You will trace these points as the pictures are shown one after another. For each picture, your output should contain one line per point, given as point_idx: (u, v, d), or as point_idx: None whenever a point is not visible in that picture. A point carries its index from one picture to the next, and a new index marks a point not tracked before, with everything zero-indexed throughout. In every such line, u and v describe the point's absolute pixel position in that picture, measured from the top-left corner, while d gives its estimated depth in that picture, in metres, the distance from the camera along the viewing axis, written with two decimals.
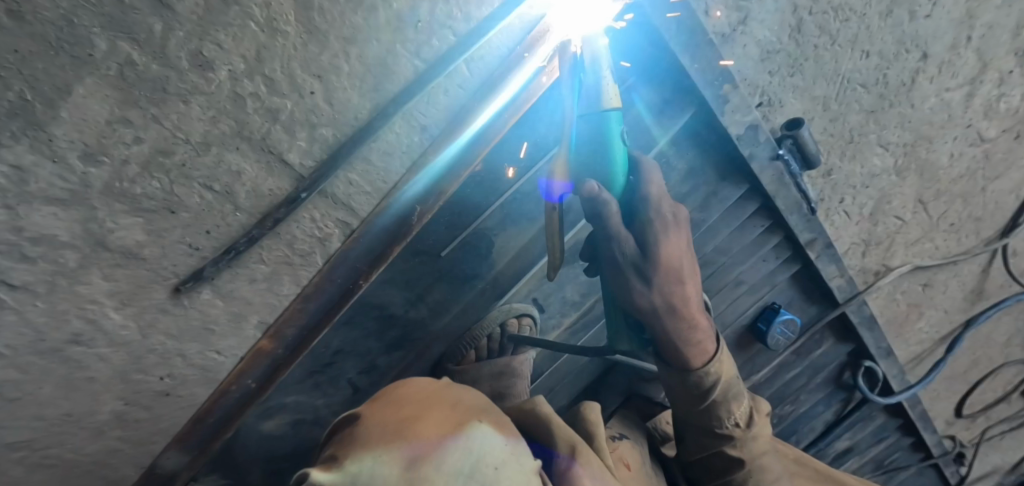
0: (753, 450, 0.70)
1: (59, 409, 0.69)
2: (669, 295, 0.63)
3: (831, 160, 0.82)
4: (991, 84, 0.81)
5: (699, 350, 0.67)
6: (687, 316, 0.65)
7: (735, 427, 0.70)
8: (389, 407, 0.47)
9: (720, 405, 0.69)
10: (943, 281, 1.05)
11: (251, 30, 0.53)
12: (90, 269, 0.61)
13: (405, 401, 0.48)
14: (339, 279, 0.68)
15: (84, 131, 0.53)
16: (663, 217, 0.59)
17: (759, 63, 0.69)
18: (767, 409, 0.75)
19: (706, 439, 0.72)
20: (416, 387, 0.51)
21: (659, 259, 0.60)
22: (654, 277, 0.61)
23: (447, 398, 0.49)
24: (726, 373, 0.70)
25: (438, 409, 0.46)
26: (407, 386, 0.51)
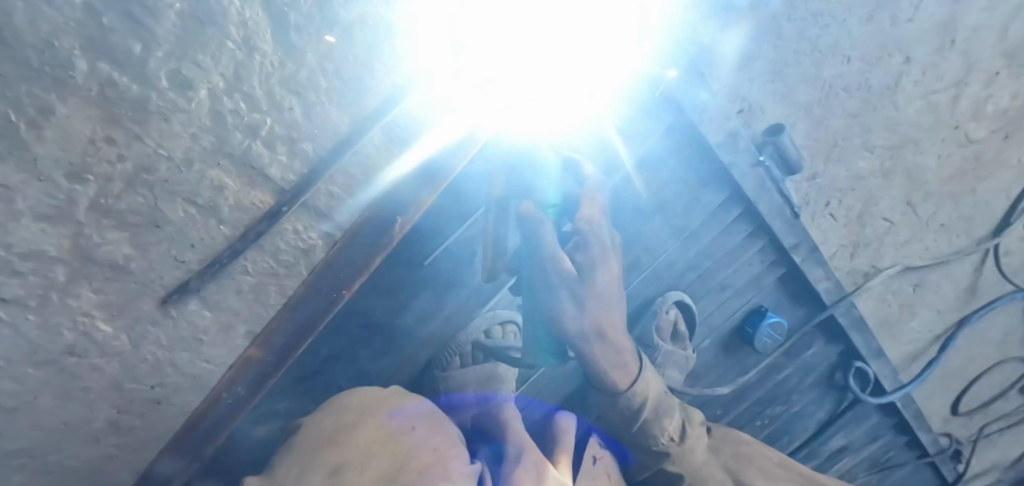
0: (696, 460, 0.72)
1: (58, 418, 0.68)
2: (597, 320, 0.64)
3: (816, 164, 0.82)
4: (978, 86, 0.80)
5: (626, 372, 0.69)
6: (607, 339, 0.65)
7: (670, 442, 0.72)
8: (334, 418, 0.53)
9: (652, 423, 0.71)
10: (935, 281, 1.04)
11: (229, 49, 0.53)
12: (80, 283, 0.61)
13: (350, 410, 0.53)
14: (325, 288, 0.69)
15: (69, 149, 0.53)
16: (594, 241, 0.61)
17: (738, 71, 0.69)
18: (697, 417, 0.77)
19: (648, 457, 0.73)
20: (367, 397, 0.55)
21: (588, 283, 0.61)
22: (585, 300, 0.61)
23: (393, 408, 0.53)
24: (654, 392, 0.71)
25: (374, 421, 0.51)
26: (359, 397, 0.55)
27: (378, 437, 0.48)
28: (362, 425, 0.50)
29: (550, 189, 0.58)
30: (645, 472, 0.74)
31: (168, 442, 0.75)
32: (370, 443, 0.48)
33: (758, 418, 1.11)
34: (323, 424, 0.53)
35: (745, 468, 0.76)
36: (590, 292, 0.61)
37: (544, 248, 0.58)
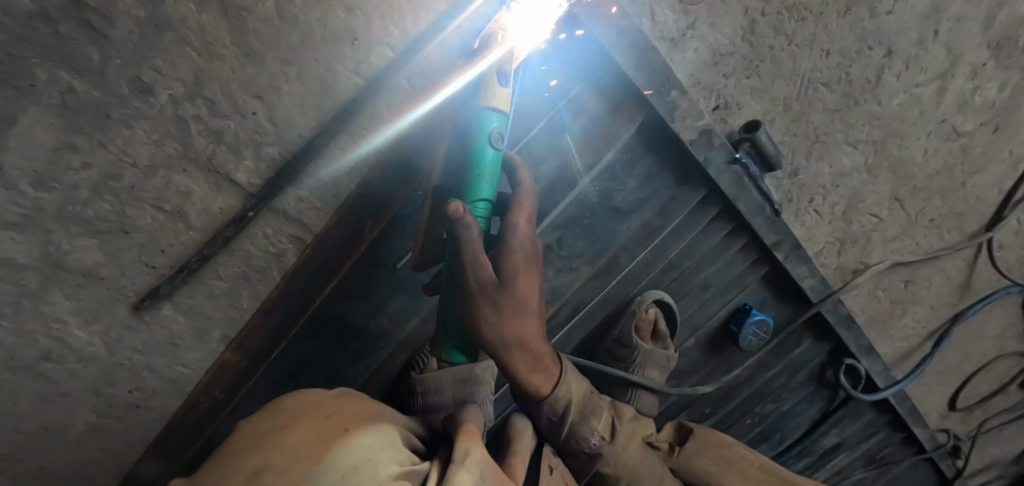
0: (631, 455, 0.73)
1: (37, 422, 0.67)
2: (518, 328, 0.60)
3: (797, 160, 0.81)
4: (963, 78, 0.79)
5: (545, 376, 0.66)
6: (531, 346, 0.62)
7: (601, 440, 0.71)
8: (269, 419, 0.53)
9: (581, 424, 0.69)
10: (927, 276, 1.02)
11: (188, 55, 0.53)
12: (52, 289, 0.60)
13: (286, 411, 0.53)
14: (297, 292, 0.70)
15: (33, 158, 0.52)
16: (524, 247, 0.58)
17: (712, 67, 0.68)
18: (626, 411, 0.77)
19: (577, 458, 0.72)
20: (306, 397, 0.56)
21: (514, 291, 0.57)
22: (504, 307, 0.57)
23: (333, 409, 0.54)
24: (576, 392, 0.70)
25: (308, 422, 0.51)
26: (298, 398, 0.56)
27: (308, 437, 0.49)
28: (322, 423, 0.51)
29: (485, 178, 0.55)
30: (577, 473, 0.73)
31: (150, 446, 0.76)
32: (298, 445, 0.48)
33: (747, 416, 1.11)
34: (255, 425, 0.53)
35: (727, 473, 0.78)
36: (517, 299, 0.58)
37: (469, 254, 0.54)
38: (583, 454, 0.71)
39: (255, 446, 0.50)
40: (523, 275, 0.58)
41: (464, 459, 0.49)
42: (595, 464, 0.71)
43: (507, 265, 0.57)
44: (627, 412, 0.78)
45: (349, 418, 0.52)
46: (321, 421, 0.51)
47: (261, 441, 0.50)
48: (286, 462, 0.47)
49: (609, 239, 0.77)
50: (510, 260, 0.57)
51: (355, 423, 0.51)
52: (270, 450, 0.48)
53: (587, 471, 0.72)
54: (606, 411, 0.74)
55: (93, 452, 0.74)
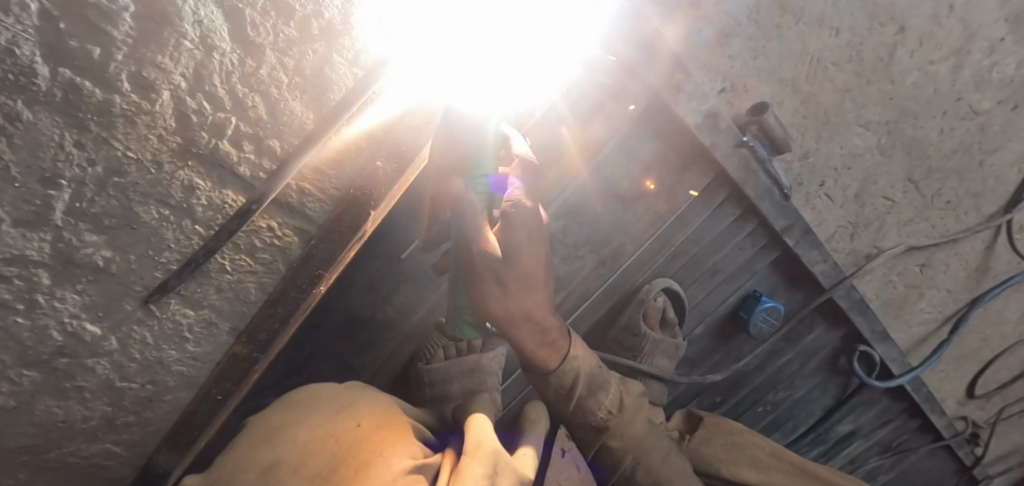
0: (639, 431, 0.72)
1: (55, 417, 0.64)
2: (522, 303, 0.61)
3: (807, 143, 0.79)
4: (980, 54, 0.76)
5: (552, 350, 0.67)
6: (538, 321, 0.63)
7: (608, 415, 0.71)
8: (283, 415, 0.55)
9: (587, 396, 0.70)
10: (943, 260, 0.99)
11: (186, 48, 0.51)
12: (66, 285, 0.56)
13: (299, 407, 0.55)
14: (302, 282, 0.74)
15: (40, 156, 0.47)
16: (526, 224, 0.58)
17: (716, 49, 0.67)
18: (638, 387, 0.76)
19: (587, 431, 0.72)
20: (320, 394, 0.57)
21: (516, 265, 0.58)
22: (508, 282, 0.58)
23: (344, 402, 0.55)
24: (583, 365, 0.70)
25: (320, 417, 0.53)
26: (311, 394, 0.58)
27: (320, 433, 0.51)
28: (331, 422, 0.52)
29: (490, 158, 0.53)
30: (588, 445, 0.74)
31: (166, 436, 0.78)
32: (311, 441, 0.50)
33: (759, 404, 1.10)
34: (269, 422, 0.54)
35: (736, 460, 0.78)
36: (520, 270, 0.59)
37: (473, 229, 0.53)
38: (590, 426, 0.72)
39: (270, 443, 0.51)
40: (524, 249, 0.58)
41: (474, 449, 0.49)
42: (601, 434, 0.72)
43: (507, 238, 0.57)
44: (639, 388, 0.76)
45: (360, 410, 0.53)
46: (332, 416, 0.53)
47: (275, 437, 0.51)
48: (300, 458, 0.48)
49: (611, 224, 0.76)
50: (510, 234, 0.57)
51: (366, 416, 0.52)
52: (284, 446, 0.50)
53: (597, 443, 0.73)
54: (615, 386, 0.73)
55: (110, 446, 0.74)
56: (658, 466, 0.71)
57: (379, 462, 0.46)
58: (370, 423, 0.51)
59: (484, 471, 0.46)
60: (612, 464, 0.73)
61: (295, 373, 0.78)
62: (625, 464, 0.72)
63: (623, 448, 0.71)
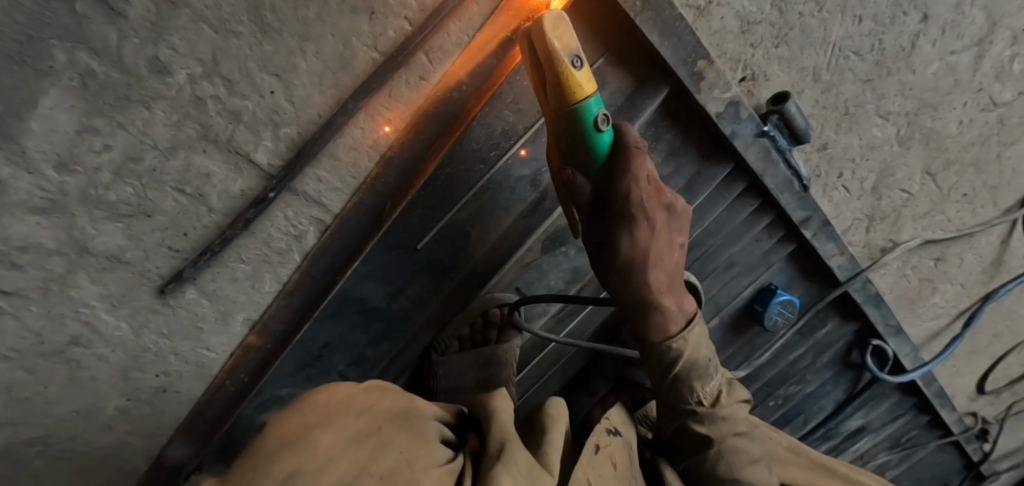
0: (712, 425, 0.70)
1: (67, 406, 0.69)
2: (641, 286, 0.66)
3: (826, 134, 0.78)
4: (1003, 44, 0.75)
5: (664, 324, 0.69)
6: (660, 278, 0.66)
7: (699, 404, 0.71)
8: (295, 413, 0.48)
9: (693, 375, 0.71)
10: (958, 254, 0.99)
11: (205, 33, 0.53)
12: (77, 274, 0.62)
13: (313, 405, 0.49)
14: (318, 275, 0.69)
15: (55, 141, 0.54)
16: (652, 222, 0.61)
17: (740, 36, 0.66)
18: (741, 396, 0.74)
19: (668, 399, 0.74)
20: (334, 391, 0.51)
21: (639, 255, 0.63)
22: (629, 267, 0.64)
23: (361, 403, 0.51)
24: (696, 347, 0.70)
25: (340, 418, 0.48)
26: (323, 393, 0.51)
27: (341, 437, 0.46)
28: (353, 422, 0.48)
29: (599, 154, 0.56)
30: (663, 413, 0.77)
31: (179, 428, 0.76)
32: (333, 446, 0.45)
33: (770, 398, 1.10)
34: (277, 424, 0.47)
35: None
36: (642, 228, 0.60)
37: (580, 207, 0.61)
38: (671, 396, 0.73)
39: (287, 444, 0.44)
40: (647, 243, 0.62)
41: (503, 453, 0.50)
42: (679, 411, 0.73)
43: (633, 235, 0.61)
44: (746, 398, 0.75)
45: (379, 415, 0.50)
46: (352, 419, 0.49)
47: (290, 438, 0.45)
48: (323, 463, 0.43)
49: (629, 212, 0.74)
50: (634, 232, 0.61)
51: (387, 421, 0.50)
52: (302, 449, 0.44)
53: (670, 412, 0.75)
54: (718, 380, 0.73)
55: (124, 435, 0.74)
56: (745, 465, 0.69)
57: (409, 471, 0.46)
58: (393, 432, 0.49)
59: (518, 476, 0.48)
60: (676, 432, 0.75)
61: (309, 365, 0.74)
62: (688, 444, 0.73)
63: (690, 432, 0.72)
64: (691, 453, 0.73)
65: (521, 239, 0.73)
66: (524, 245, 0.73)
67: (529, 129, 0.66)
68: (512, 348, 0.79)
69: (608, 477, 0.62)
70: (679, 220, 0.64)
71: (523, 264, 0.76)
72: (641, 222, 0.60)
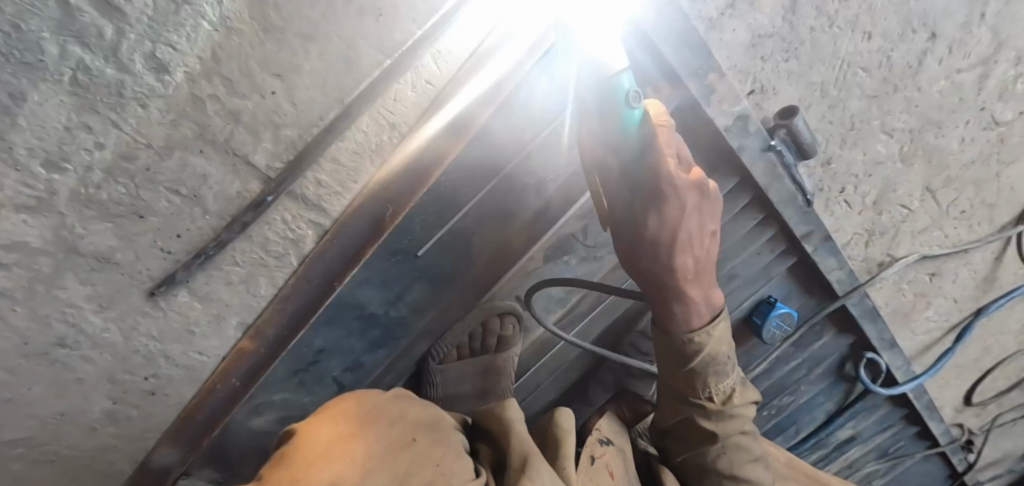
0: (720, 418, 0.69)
1: (52, 408, 0.69)
2: (669, 271, 0.61)
3: (831, 148, 0.77)
4: (1007, 64, 0.76)
5: (692, 313, 0.66)
6: (689, 268, 0.62)
7: (710, 400, 0.69)
8: (331, 426, 0.50)
9: (710, 368, 0.67)
10: (953, 269, 0.99)
11: (205, 30, 0.51)
12: (65, 274, 0.61)
13: (348, 419, 0.51)
14: (316, 279, 0.67)
15: (44, 138, 0.52)
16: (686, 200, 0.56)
17: (750, 49, 0.65)
18: (752, 396, 0.72)
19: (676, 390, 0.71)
20: (368, 402, 0.54)
21: (670, 234, 0.58)
22: (659, 253, 0.59)
23: (394, 415, 0.53)
24: (718, 342, 0.67)
25: (374, 430, 0.50)
26: (355, 403, 0.54)
27: (377, 449, 0.48)
28: (386, 434, 0.50)
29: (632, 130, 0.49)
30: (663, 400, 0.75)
31: (167, 432, 0.77)
32: (369, 457, 0.47)
33: (764, 408, 1.11)
34: (313, 438, 0.49)
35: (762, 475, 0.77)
36: (676, 208, 0.56)
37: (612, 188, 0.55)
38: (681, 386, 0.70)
39: (324, 457, 0.45)
40: (682, 221, 0.57)
41: (527, 466, 0.50)
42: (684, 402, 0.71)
43: (666, 212, 0.56)
44: (754, 399, 0.73)
45: (413, 426, 0.52)
46: (386, 430, 0.50)
47: (326, 448, 0.47)
48: (361, 475, 0.45)
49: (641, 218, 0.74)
50: (668, 209, 0.55)
51: (421, 433, 0.52)
52: (343, 461, 0.45)
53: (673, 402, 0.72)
54: (733, 378, 0.70)
55: (110, 437, 0.75)
56: (744, 462, 0.70)
57: (444, 482, 0.47)
58: (426, 445, 0.50)
59: None
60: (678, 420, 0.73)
61: (303, 370, 0.73)
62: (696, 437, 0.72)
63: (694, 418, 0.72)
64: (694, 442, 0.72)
65: (522, 247, 0.72)
66: (524, 255, 0.72)
67: (536, 136, 0.63)
68: (511, 357, 0.78)
69: (607, 485, 0.62)
70: (712, 204, 0.60)
71: (524, 274, 0.74)
72: (673, 203, 0.55)
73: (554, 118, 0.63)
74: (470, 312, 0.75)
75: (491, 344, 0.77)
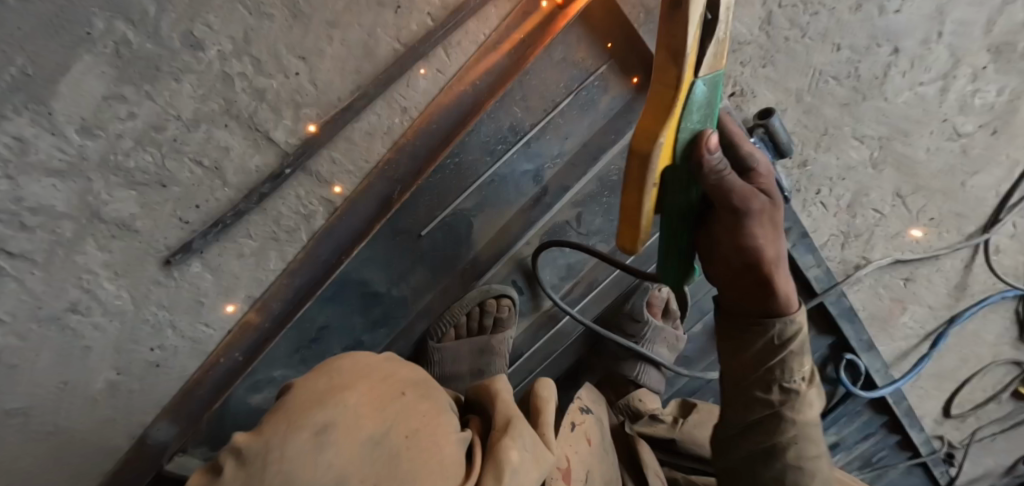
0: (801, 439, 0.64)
1: (55, 377, 0.71)
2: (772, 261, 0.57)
3: (806, 151, 0.84)
4: (964, 79, 0.83)
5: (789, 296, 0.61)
6: (787, 266, 0.58)
7: (802, 382, 0.64)
8: (326, 376, 0.52)
9: (794, 358, 0.63)
10: (926, 275, 1.05)
11: (240, 13, 0.56)
12: (86, 239, 0.64)
13: (342, 371, 0.52)
14: (324, 255, 0.71)
15: (81, 105, 0.56)
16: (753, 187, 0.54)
17: (731, 55, 0.73)
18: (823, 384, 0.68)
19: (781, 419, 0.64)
20: (360, 359, 0.55)
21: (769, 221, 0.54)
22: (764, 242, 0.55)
23: (385, 371, 0.55)
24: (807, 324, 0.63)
25: (365, 383, 0.52)
26: (349, 359, 0.55)
27: (368, 398, 0.50)
28: (376, 386, 0.52)
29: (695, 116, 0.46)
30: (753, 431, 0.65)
31: (166, 407, 0.78)
32: (361, 405, 0.49)
33: None
34: (306, 385, 0.51)
35: None
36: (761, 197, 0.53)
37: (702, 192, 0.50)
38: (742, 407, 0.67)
39: (316, 403, 0.48)
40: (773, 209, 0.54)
41: (511, 427, 0.52)
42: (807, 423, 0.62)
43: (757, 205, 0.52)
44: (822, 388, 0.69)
45: (403, 380, 0.54)
46: (377, 383, 0.52)
47: (320, 396, 0.48)
48: (352, 420, 0.47)
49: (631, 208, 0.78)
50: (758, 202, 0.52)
51: (409, 389, 0.54)
52: (331, 408, 0.47)
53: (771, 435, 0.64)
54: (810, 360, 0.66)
55: (110, 411, 0.76)
56: (813, 455, 0.64)
57: (431, 431, 0.49)
58: (414, 399, 0.52)
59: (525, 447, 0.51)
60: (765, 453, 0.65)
61: (304, 347, 0.76)
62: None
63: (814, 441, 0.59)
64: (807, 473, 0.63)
65: (520, 232, 0.76)
66: (521, 240, 0.76)
67: (535, 125, 0.68)
68: (506, 339, 0.81)
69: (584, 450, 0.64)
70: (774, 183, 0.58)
71: (520, 258, 0.78)
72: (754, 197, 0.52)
73: (552, 106, 0.67)
74: (466, 294, 0.78)
75: (487, 326, 0.79)
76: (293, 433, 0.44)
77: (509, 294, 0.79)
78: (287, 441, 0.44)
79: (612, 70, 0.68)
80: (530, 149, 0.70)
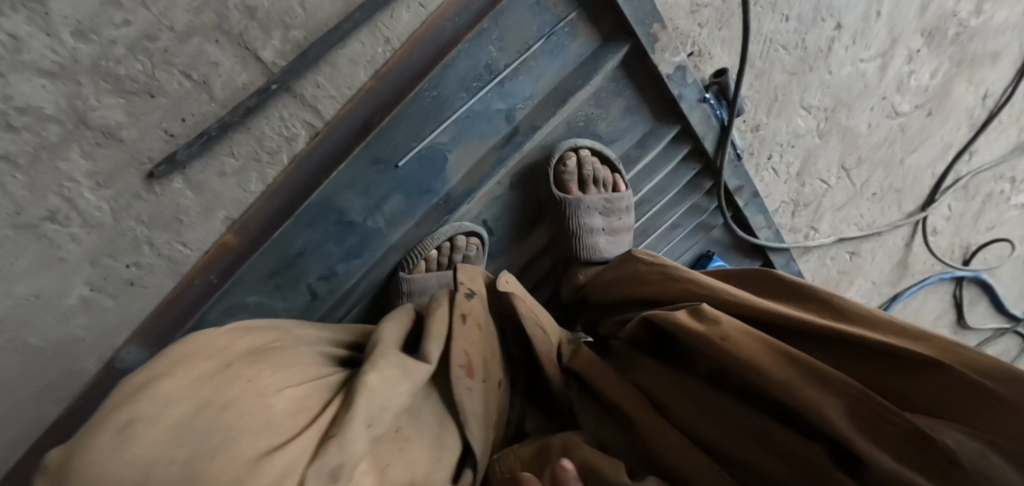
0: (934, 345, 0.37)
1: (28, 288, 0.72)
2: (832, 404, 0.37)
3: (759, 116, 0.90)
4: (901, 60, 0.92)
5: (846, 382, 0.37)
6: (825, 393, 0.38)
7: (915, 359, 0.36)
8: (179, 354, 0.40)
9: (914, 364, 0.36)
10: (869, 250, 1.15)
11: None
12: (70, 145, 0.66)
13: (195, 341, 0.42)
14: (303, 180, 0.74)
15: (78, 9, 0.60)
16: None
17: (690, 15, 0.79)
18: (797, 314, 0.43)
19: (785, 394, 0.38)
20: (211, 339, 0.43)
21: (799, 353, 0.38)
22: None
23: (219, 347, 0.42)
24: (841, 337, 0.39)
25: (194, 362, 0.39)
26: (201, 338, 0.43)
27: (189, 377, 0.38)
28: (209, 367, 0.39)
29: None
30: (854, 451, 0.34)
31: (138, 328, 0.78)
32: (185, 385, 0.37)
33: None
34: (159, 358, 0.40)
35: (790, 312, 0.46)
36: None
37: None
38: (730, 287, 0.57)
39: (181, 386, 0.37)
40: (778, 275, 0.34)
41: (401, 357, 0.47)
42: (898, 344, 0.37)
43: None
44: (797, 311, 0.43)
45: (235, 355, 0.42)
46: (204, 361, 0.40)
47: (132, 389, 0.36)
48: (170, 398, 0.36)
49: (580, 140, 0.80)
50: None
51: (240, 358, 0.42)
52: (173, 381, 0.37)
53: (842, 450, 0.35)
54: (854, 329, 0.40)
55: (80, 328, 0.77)
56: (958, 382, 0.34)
57: (258, 395, 0.38)
58: (266, 376, 0.41)
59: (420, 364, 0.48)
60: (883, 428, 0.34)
61: (280, 272, 0.79)
62: (926, 386, 0.36)
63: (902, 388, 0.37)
64: (918, 379, 0.36)
65: (493, 168, 0.79)
66: (495, 174, 0.79)
67: (509, 65, 0.73)
68: None
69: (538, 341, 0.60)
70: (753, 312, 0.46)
71: (491, 198, 0.82)
72: None
73: (526, 48, 0.73)
74: (438, 229, 0.81)
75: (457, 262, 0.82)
76: (130, 409, 0.35)
77: (479, 233, 0.83)
78: (93, 442, 0.33)
79: (581, 19, 0.74)
80: (504, 85, 0.74)
